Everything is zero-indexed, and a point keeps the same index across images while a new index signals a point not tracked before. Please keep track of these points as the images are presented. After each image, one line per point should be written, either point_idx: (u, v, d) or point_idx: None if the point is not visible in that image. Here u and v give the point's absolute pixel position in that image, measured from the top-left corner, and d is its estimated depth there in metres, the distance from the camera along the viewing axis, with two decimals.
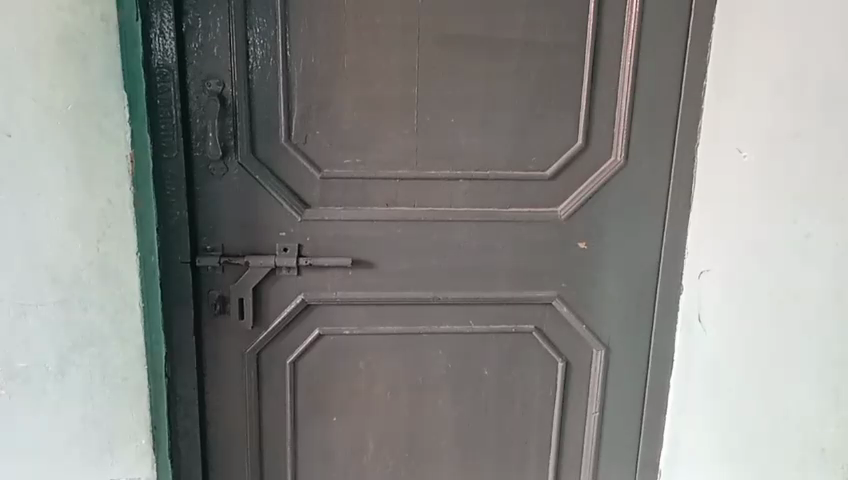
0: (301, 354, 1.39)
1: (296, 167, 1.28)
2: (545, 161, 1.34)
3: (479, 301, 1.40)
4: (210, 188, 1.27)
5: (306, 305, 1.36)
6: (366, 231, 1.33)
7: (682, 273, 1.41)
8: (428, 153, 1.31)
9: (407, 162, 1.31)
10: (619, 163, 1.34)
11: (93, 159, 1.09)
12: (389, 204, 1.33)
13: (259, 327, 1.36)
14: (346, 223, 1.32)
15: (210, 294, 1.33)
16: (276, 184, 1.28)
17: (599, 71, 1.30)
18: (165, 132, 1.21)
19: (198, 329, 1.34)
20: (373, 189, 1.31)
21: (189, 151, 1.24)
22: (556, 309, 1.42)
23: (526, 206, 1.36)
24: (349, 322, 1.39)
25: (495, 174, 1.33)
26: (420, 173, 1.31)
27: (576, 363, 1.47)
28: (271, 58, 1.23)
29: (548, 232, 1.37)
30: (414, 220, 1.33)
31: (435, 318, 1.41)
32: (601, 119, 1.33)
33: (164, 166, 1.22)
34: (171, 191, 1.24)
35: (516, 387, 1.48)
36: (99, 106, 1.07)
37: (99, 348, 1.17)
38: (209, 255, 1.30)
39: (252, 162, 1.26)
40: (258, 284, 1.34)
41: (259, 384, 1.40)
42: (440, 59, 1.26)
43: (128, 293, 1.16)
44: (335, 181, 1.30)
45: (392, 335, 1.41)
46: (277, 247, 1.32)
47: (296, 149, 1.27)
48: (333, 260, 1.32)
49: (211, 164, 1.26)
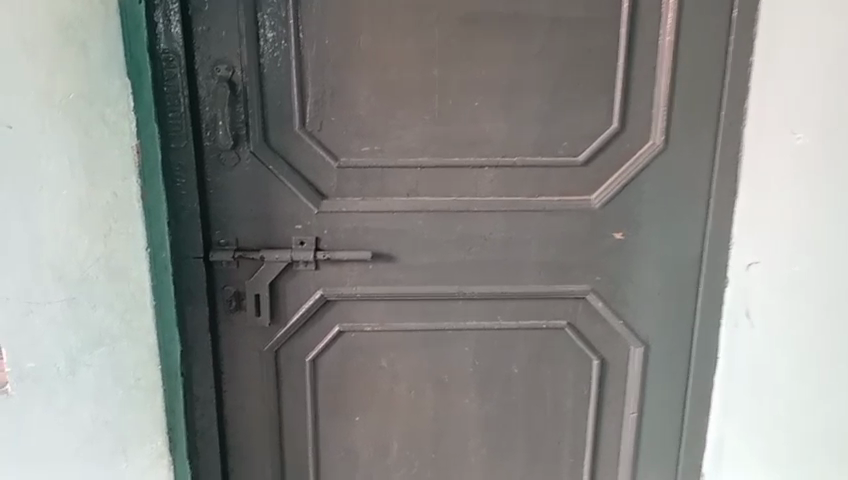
0: (321, 351, 1.34)
1: (312, 156, 1.22)
2: (578, 146, 1.24)
3: (507, 296, 1.31)
4: (222, 179, 1.21)
5: (325, 300, 1.30)
6: (385, 223, 1.26)
7: (728, 265, 1.30)
8: (451, 139, 1.22)
9: (427, 149, 1.23)
10: (658, 146, 1.24)
11: (97, 152, 1.04)
12: (410, 193, 1.25)
13: (276, 324, 1.31)
14: (364, 214, 1.25)
15: (224, 290, 1.28)
16: (290, 174, 1.22)
17: (635, 49, 1.20)
18: (173, 121, 1.15)
19: (214, 326, 1.29)
20: (392, 179, 1.24)
21: (200, 140, 1.19)
22: (590, 305, 1.33)
23: (557, 194, 1.26)
24: (369, 318, 1.33)
25: (522, 161, 1.23)
26: (442, 161, 1.23)
27: (611, 361, 1.39)
28: (282, 40, 1.16)
29: (581, 221, 1.27)
30: (436, 211, 1.25)
31: (461, 314, 1.34)
32: (638, 99, 1.22)
33: (173, 157, 1.17)
34: (181, 183, 1.19)
35: (547, 386, 1.40)
36: (101, 94, 1.02)
37: (109, 347, 1.13)
38: (223, 249, 1.25)
39: (265, 152, 1.20)
40: (275, 279, 1.28)
41: (278, 382, 1.35)
42: (462, 38, 1.17)
43: (138, 290, 1.12)
44: (352, 170, 1.23)
45: (416, 331, 1.34)
46: (292, 240, 1.26)
47: (310, 136, 1.20)
48: (352, 255, 1.25)
49: (223, 154, 1.20)
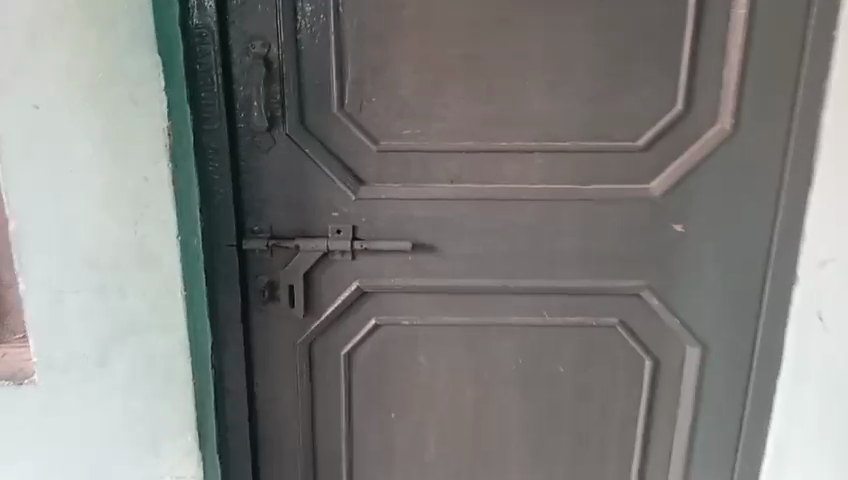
0: (357, 344, 1.28)
1: (351, 139, 1.15)
2: (638, 131, 1.14)
3: (555, 291, 1.24)
4: (257, 163, 1.15)
5: (362, 292, 1.24)
6: (427, 212, 1.18)
7: (798, 262, 1.20)
8: (499, 122, 1.14)
9: (474, 133, 1.14)
10: (726, 132, 1.14)
11: (129, 134, 0.98)
12: (455, 180, 1.17)
13: (311, 316, 1.25)
14: (405, 202, 1.18)
15: (258, 279, 1.22)
16: (327, 158, 1.15)
17: (704, 24, 1.09)
18: (206, 102, 1.09)
19: (246, 317, 1.24)
20: (436, 165, 1.16)
21: (234, 121, 1.13)
22: (644, 302, 1.24)
23: (613, 182, 1.17)
24: (408, 311, 1.26)
25: (575, 146, 1.14)
26: (490, 146, 1.15)
27: (665, 362, 1.30)
28: (321, 15, 1.08)
29: (640, 211, 1.18)
30: (482, 200, 1.17)
31: (505, 308, 1.26)
32: (705, 79, 1.12)
33: (206, 139, 1.11)
34: (213, 167, 1.13)
35: (595, 386, 1.32)
36: (131, 72, 0.96)
37: (140, 338, 1.08)
38: (257, 237, 1.19)
39: (301, 135, 1.13)
40: (310, 270, 1.22)
41: (312, 376, 1.29)
42: (514, 12, 1.09)
43: (170, 279, 1.06)
44: (393, 155, 1.16)
45: (457, 326, 1.27)
46: (329, 229, 1.19)
47: (349, 119, 1.13)
48: (392, 245, 1.19)
49: (257, 136, 1.14)
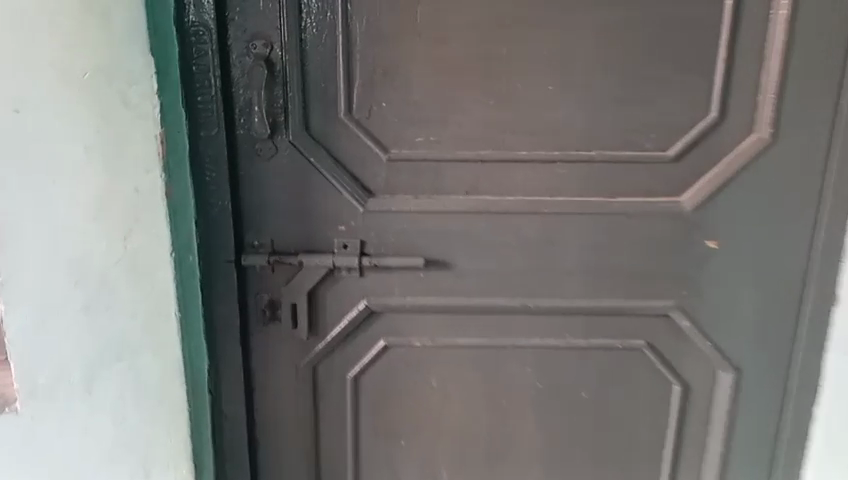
0: (364, 368, 1.19)
1: (359, 147, 1.06)
2: (669, 139, 1.06)
3: (578, 310, 1.15)
4: (257, 173, 1.07)
5: (370, 312, 1.15)
6: (441, 225, 1.10)
7: (840, 280, 1.11)
8: (519, 128, 1.05)
9: (492, 141, 1.06)
10: (764, 141, 1.05)
11: (119, 141, 0.91)
12: (471, 191, 1.08)
13: (315, 337, 1.17)
14: (417, 215, 1.09)
15: (258, 297, 1.14)
16: (334, 167, 1.07)
17: (742, 23, 1.01)
18: (202, 107, 1.01)
19: (245, 338, 1.16)
20: (450, 175, 1.08)
21: (233, 128, 1.05)
22: (673, 323, 1.16)
23: (642, 194, 1.08)
24: (419, 331, 1.18)
25: (601, 154, 1.06)
26: (509, 154, 1.06)
27: (695, 386, 1.21)
28: (327, 12, 1.01)
29: (669, 226, 1.09)
30: (500, 213, 1.08)
31: (523, 329, 1.17)
32: (742, 83, 1.04)
33: (203, 147, 1.03)
34: (210, 177, 1.05)
35: (619, 412, 1.23)
36: (122, 73, 0.89)
37: (130, 361, 1.01)
38: (257, 253, 1.10)
39: (305, 142, 1.05)
40: (314, 287, 1.13)
41: (315, 401, 1.21)
42: (537, 10, 1.01)
43: (163, 296, 0.99)
44: (404, 164, 1.07)
45: (472, 347, 1.19)
46: (335, 243, 1.11)
47: (357, 125, 1.05)
48: (403, 261, 1.10)
49: (258, 144, 1.06)
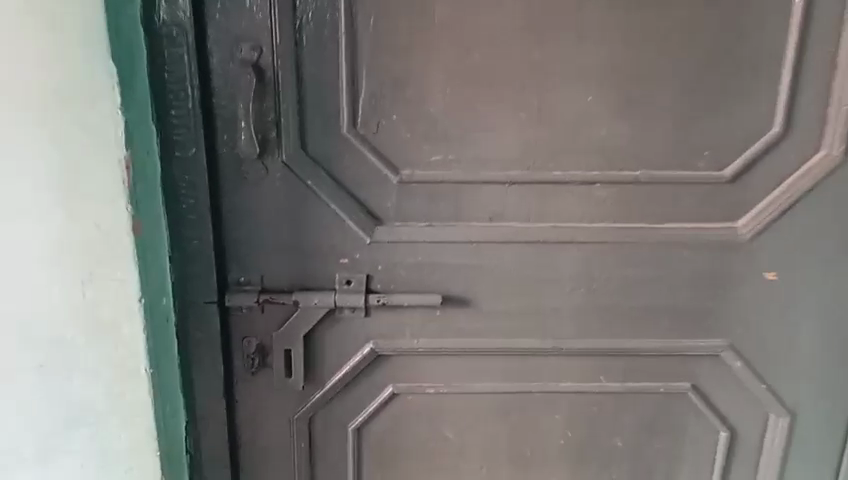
0: (368, 418, 1.03)
1: (365, 167, 0.91)
2: (725, 157, 0.92)
3: (616, 351, 1.00)
4: (244, 199, 0.91)
5: (376, 356, 0.99)
6: (460, 257, 0.95)
7: None
8: (554, 146, 0.91)
9: (521, 160, 0.91)
10: (834, 160, 0.92)
11: (77, 174, 0.76)
12: (495, 218, 0.94)
13: (312, 385, 1.00)
14: (433, 245, 0.94)
15: (245, 342, 0.97)
16: (335, 192, 0.91)
17: (814, 24, 0.87)
18: (176, 122, 0.84)
19: (230, 388, 0.99)
20: (471, 199, 0.93)
21: (214, 146, 0.88)
22: (723, 363, 1.02)
23: (691, 220, 0.95)
24: (433, 377, 1.02)
25: (647, 175, 0.92)
26: (541, 175, 0.92)
27: (743, 432, 1.07)
28: (327, 9, 0.84)
29: (722, 256, 0.96)
30: (530, 242, 0.94)
31: (553, 373, 1.03)
32: (811, 93, 0.90)
33: (178, 170, 0.86)
34: (187, 205, 0.88)
35: (659, 462, 1.08)
36: (78, 90, 0.74)
37: (94, 428, 0.86)
38: (244, 291, 0.94)
39: (300, 162, 0.89)
40: (311, 330, 0.97)
41: (312, 457, 1.05)
42: (578, 9, 0.85)
43: (131, 352, 0.85)
44: (417, 187, 0.92)
45: (494, 394, 1.03)
46: (336, 279, 0.95)
47: (363, 142, 0.89)
48: (417, 299, 0.95)
49: (245, 166, 0.89)
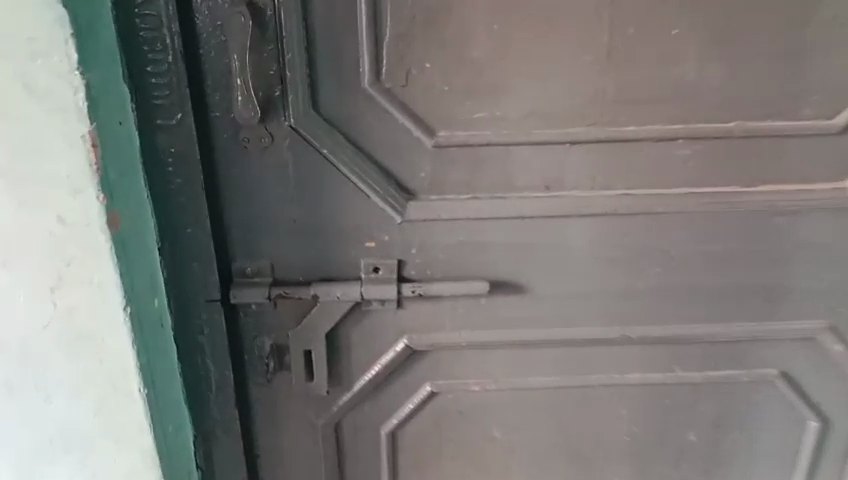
0: (404, 421, 0.89)
1: (392, 130, 0.73)
2: (837, 102, 0.74)
3: (693, 339, 0.85)
4: (245, 175, 0.74)
5: (411, 352, 0.84)
6: (510, 235, 0.79)
7: None
8: (627, 95, 0.73)
9: (585, 115, 0.74)
10: None
11: (29, 155, 0.59)
12: (552, 186, 0.77)
13: (337, 387, 0.86)
14: (478, 222, 0.78)
15: (257, 343, 0.82)
16: (356, 162, 0.74)
17: None
18: (157, 81, 0.67)
19: (241, 393, 0.85)
20: (524, 165, 0.76)
21: (204, 109, 0.70)
22: (819, 346, 0.87)
23: (791, 182, 0.77)
24: (478, 374, 0.87)
25: (741, 128, 0.74)
26: (611, 133, 0.74)
27: (837, 423, 0.92)
28: None
29: (826, 223, 0.79)
30: (594, 214, 0.78)
31: (618, 364, 0.87)
32: None
33: (162, 141, 0.69)
34: (175, 185, 0.71)
35: (737, 458, 0.94)
36: (20, 46, 0.55)
37: (80, 455, 0.72)
38: (252, 285, 0.78)
39: (312, 126, 0.72)
40: (334, 327, 0.82)
41: (339, 464, 0.91)
42: None
43: (119, 372, 0.69)
44: (457, 152, 0.75)
45: (548, 390, 0.89)
46: (362, 267, 0.79)
47: (389, 98, 0.72)
48: (461, 288, 0.79)
49: (243, 133, 0.72)
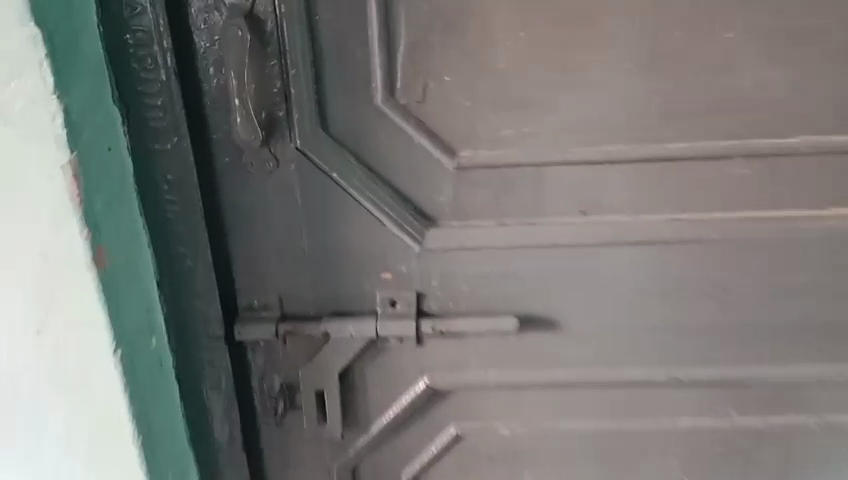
0: (426, 466, 0.81)
1: (408, 151, 0.67)
2: None
3: (753, 380, 0.75)
4: (249, 201, 0.68)
5: (433, 392, 0.76)
6: (542, 265, 0.70)
7: None
8: (673, 108, 0.64)
9: (625, 130, 0.65)
10: None
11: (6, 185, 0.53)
12: (589, 211, 0.69)
13: (353, 430, 0.78)
14: (506, 250, 0.70)
15: (265, 382, 0.75)
16: (369, 186, 0.67)
17: None
18: (154, 102, 0.61)
19: (251, 434, 0.79)
20: (556, 187, 0.68)
21: (203, 131, 0.65)
22: None
23: None
24: (509, 417, 0.78)
25: (806, 143, 0.65)
26: (654, 150, 0.66)
27: None
28: None
29: None
30: (637, 241, 0.69)
31: (667, 408, 0.78)
32: None
33: (159, 168, 0.63)
34: (172, 213, 0.65)
35: None
36: None
37: None
38: (258, 319, 0.72)
39: (320, 147, 0.65)
40: (348, 365, 0.74)
41: None
42: None
43: (112, 421, 0.62)
44: (481, 173, 0.67)
45: (587, 436, 0.79)
46: (378, 300, 0.72)
47: (404, 115, 0.65)
48: (486, 324, 0.71)
49: (246, 155, 0.66)
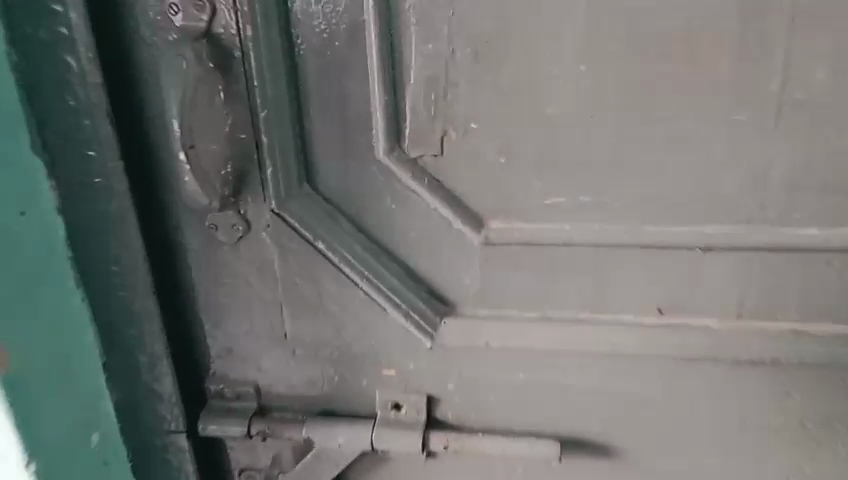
0: None
1: (421, 219, 0.49)
2: None
3: None
4: (216, 272, 0.53)
5: None
6: (598, 376, 0.52)
7: None
8: (803, 179, 0.44)
9: (729, 208, 0.46)
10: None
11: None
12: (669, 311, 0.49)
13: None
14: (549, 354, 0.52)
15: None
16: (368, 262, 0.51)
17: None
18: (88, 152, 0.47)
19: None
20: (622, 278, 0.49)
21: (156, 185, 0.50)
22: None
23: None
24: None
25: None
26: (770, 237, 0.46)
27: None
28: None
29: None
30: (736, 358, 0.49)
31: None
32: None
33: (98, 233, 0.49)
34: (117, 286, 0.51)
35: None
36: None
37: None
38: (227, 413, 0.57)
39: (305, 210, 0.50)
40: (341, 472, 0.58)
41: None
42: None
43: None
44: (520, 253, 0.49)
45: None
46: (379, 402, 0.56)
47: (415, 172, 0.48)
48: (516, 448, 0.53)
49: (210, 217, 0.51)
